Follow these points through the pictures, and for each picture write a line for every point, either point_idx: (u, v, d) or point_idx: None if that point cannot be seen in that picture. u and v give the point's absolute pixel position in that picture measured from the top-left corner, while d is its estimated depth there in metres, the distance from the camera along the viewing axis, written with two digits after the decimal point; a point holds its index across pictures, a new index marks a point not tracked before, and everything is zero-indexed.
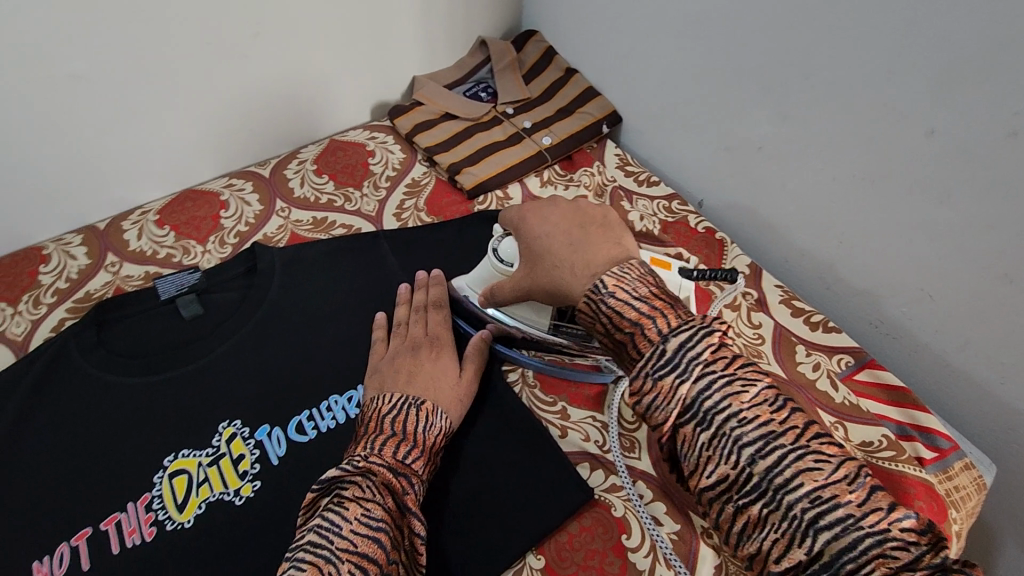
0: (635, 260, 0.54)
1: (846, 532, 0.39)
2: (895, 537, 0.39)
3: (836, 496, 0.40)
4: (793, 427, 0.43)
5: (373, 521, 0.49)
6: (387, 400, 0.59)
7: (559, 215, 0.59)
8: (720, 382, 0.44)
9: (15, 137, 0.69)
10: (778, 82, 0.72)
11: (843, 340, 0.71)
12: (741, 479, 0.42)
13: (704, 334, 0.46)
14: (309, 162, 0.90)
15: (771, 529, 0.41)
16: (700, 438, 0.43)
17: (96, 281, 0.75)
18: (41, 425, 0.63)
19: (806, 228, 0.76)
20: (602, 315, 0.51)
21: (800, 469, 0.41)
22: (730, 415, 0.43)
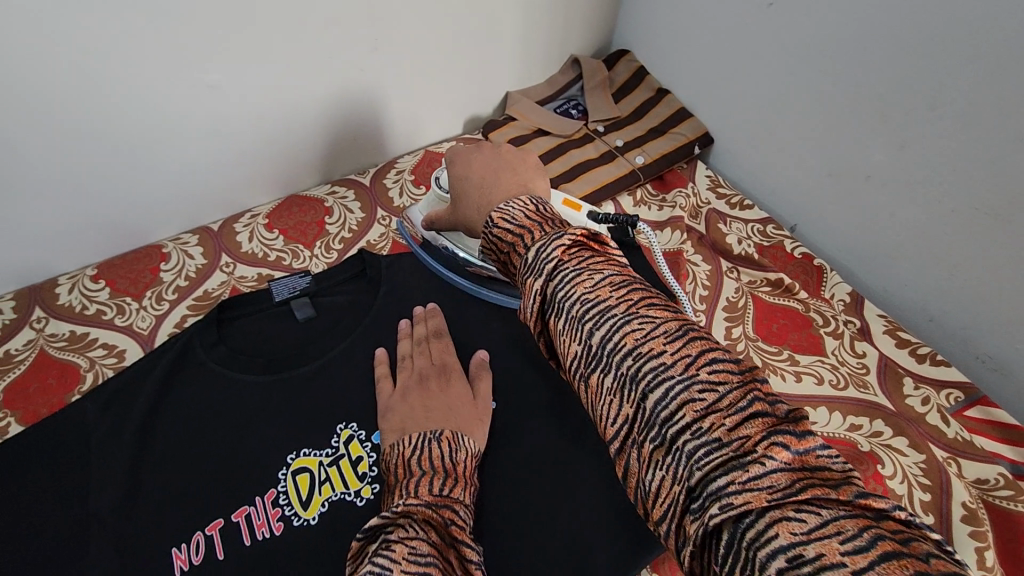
0: (531, 193, 0.52)
1: (661, 386, 0.34)
2: (705, 381, 0.33)
3: (652, 350, 0.35)
4: (630, 298, 0.38)
5: (422, 558, 0.42)
6: (408, 442, 0.56)
7: (479, 159, 0.60)
8: (567, 272, 0.39)
9: (151, 142, 0.73)
10: (895, 113, 0.71)
11: (952, 375, 0.70)
12: (586, 355, 0.37)
13: (558, 239, 0.41)
14: (407, 172, 0.92)
15: (606, 397, 0.36)
16: (552, 324, 0.39)
17: (212, 280, 0.78)
18: (171, 417, 0.65)
19: (912, 259, 0.76)
20: (491, 245, 0.48)
21: (626, 333, 0.36)
22: (571, 298, 0.38)
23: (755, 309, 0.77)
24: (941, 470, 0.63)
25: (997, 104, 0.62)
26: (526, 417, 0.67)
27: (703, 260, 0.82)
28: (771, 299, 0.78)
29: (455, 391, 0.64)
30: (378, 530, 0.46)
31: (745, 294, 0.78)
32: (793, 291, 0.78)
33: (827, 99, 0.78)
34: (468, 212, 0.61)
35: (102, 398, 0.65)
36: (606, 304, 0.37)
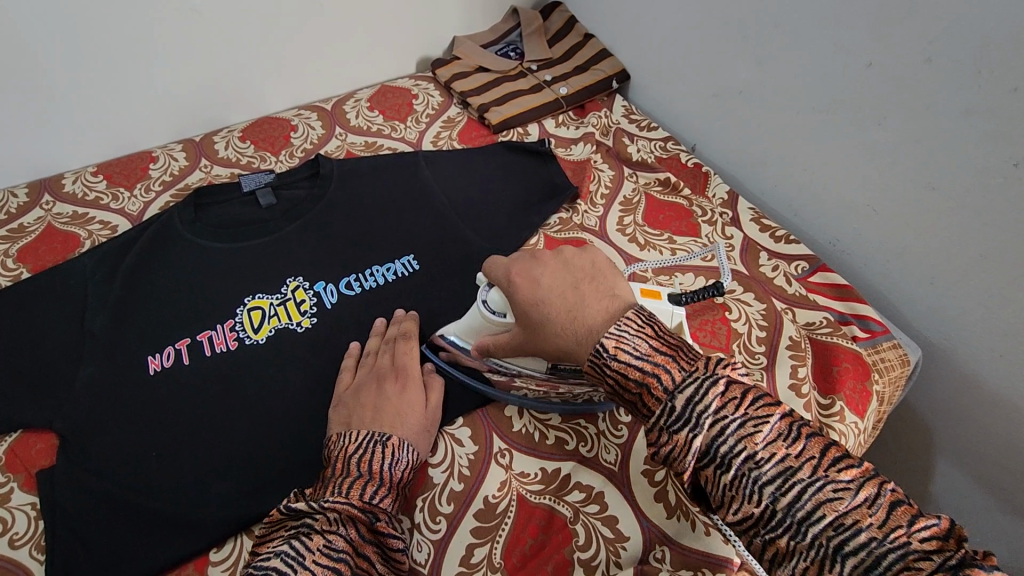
0: (634, 308, 0.54)
1: (869, 556, 0.39)
2: (917, 549, 0.39)
3: (858, 522, 0.40)
4: (810, 458, 0.43)
5: (336, 552, 0.50)
6: (352, 438, 0.59)
7: (549, 277, 0.58)
8: (732, 428, 0.44)
9: (142, 55, 0.89)
10: (752, 32, 0.84)
11: (801, 249, 0.84)
12: (768, 515, 0.43)
13: (709, 384, 0.46)
14: (364, 101, 1.08)
15: (799, 558, 0.41)
16: (722, 479, 0.44)
17: (193, 177, 0.94)
18: (152, 271, 0.78)
19: (776, 162, 0.89)
20: (608, 375, 0.51)
21: (819, 500, 0.41)
22: (747, 457, 0.43)
23: (646, 204, 0.92)
24: (778, 315, 0.76)
25: (808, 15, 0.75)
26: (441, 279, 0.81)
27: (609, 167, 0.98)
28: (661, 197, 0.93)
29: (408, 396, 0.64)
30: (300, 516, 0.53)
31: (640, 193, 0.94)
32: (678, 188, 0.93)
33: (703, 25, 0.90)
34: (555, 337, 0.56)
35: (98, 255, 0.79)
36: (792, 468, 0.43)
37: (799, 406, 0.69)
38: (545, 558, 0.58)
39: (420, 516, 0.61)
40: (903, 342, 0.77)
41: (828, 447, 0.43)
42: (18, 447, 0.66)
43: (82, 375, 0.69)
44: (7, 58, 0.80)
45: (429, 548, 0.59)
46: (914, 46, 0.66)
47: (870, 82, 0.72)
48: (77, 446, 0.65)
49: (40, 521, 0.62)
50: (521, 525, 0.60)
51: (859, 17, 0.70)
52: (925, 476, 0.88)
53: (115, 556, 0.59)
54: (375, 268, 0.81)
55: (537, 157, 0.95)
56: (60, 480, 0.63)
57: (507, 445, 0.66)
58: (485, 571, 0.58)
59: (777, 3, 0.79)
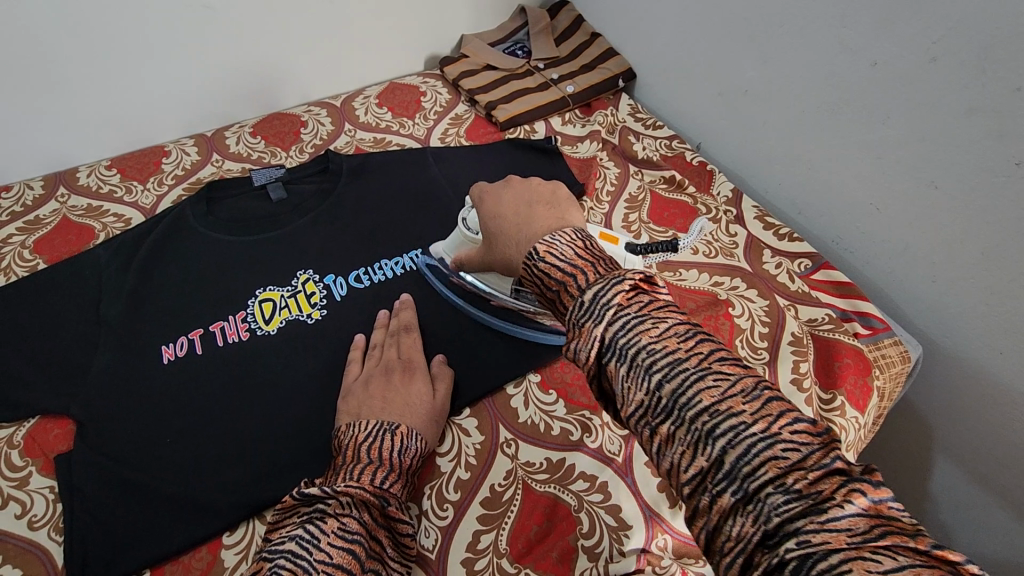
0: (574, 228, 0.57)
1: (738, 439, 0.39)
2: (787, 440, 0.38)
3: (731, 408, 0.40)
4: (698, 353, 0.43)
5: (349, 534, 0.51)
6: (362, 428, 0.60)
7: (509, 198, 0.62)
8: (630, 321, 0.45)
9: (157, 50, 0.90)
10: (759, 30, 0.84)
11: (804, 248, 0.85)
12: (654, 404, 0.42)
13: (617, 284, 0.47)
14: (373, 97, 1.09)
15: (678, 443, 0.41)
16: (621, 371, 0.44)
17: (204, 171, 0.95)
18: (164, 263, 0.79)
19: (781, 161, 0.90)
20: (537, 278, 0.54)
21: (700, 388, 0.41)
22: (640, 348, 0.44)
23: (651, 200, 0.93)
24: (781, 311, 0.78)
25: (813, 14, 0.77)
26: None
27: (614, 165, 0.98)
28: (665, 194, 0.94)
29: (416, 386, 0.66)
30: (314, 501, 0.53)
31: (646, 190, 0.95)
32: (683, 186, 0.94)
33: (709, 24, 0.92)
34: (506, 249, 0.62)
35: (113, 247, 0.80)
36: (681, 359, 0.43)
37: (800, 400, 0.70)
38: (550, 545, 0.59)
39: (428, 503, 0.62)
40: (905, 339, 0.78)
41: (718, 348, 0.44)
42: (37, 433, 0.68)
43: (99, 362, 0.70)
44: (26, 52, 0.82)
45: (437, 534, 0.60)
46: (919, 45, 0.67)
47: (875, 81, 0.73)
48: (94, 430, 0.66)
49: (58, 504, 0.63)
50: (526, 513, 0.61)
51: (863, 17, 0.72)
52: (925, 471, 0.88)
53: (132, 537, 0.61)
54: (384, 262, 0.83)
55: (544, 153, 0.96)
56: (78, 463, 0.64)
57: (513, 435, 0.67)
58: (491, 557, 0.59)
59: (781, 3, 0.80)
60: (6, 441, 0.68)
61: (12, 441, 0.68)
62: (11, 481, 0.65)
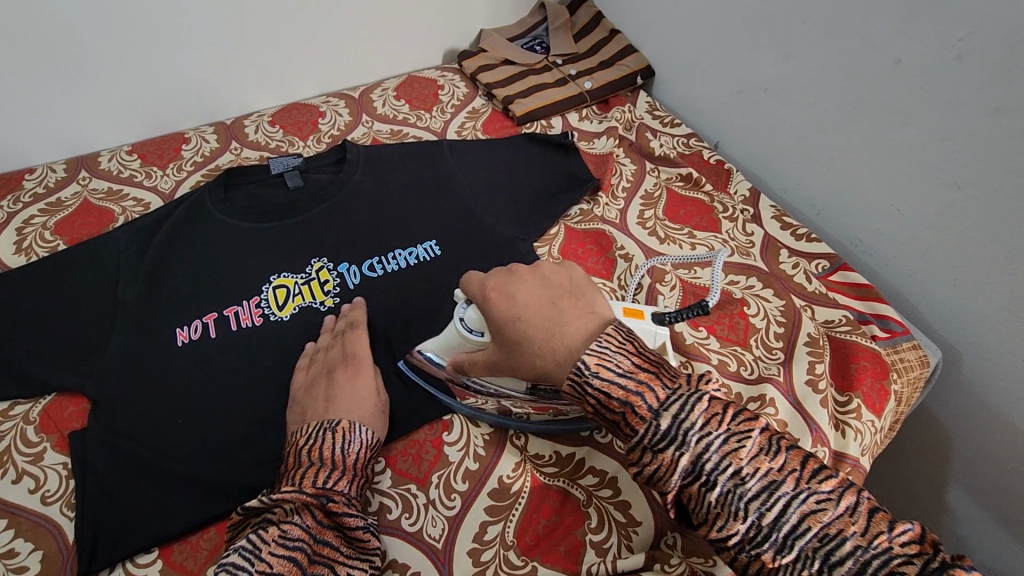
0: (612, 325, 0.54)
1: (854, 561, 0.41)
2: (898, 554, 0.41)
3: (842, 530, 0.42)
4: (792, 471, 0.45)
5: (291, 541, 0.52)
6: (304, 432, 0.60)
7: (526, 292, 0.57)
8: (717, 443, 0.45)
9: (180, 38, 0.91)
10: (781, 28, 0.83)
11: (822, 248, 0.84)
12: (754, 532, 0.43)
13: (695, 401, 0.47)
14: (391, 90, 1.09)
15: (787, 572, 0.42)
16: (707, 497, 0.45)
17: (223, 158, 0.96)
18: (180, 246, 0.80)
19: (800, 160, 0.89)
20: (591, 396, 0.50)
21: (805, 513, 0.43)
22: (733, 474, 0.44)
23: (667, 198, 0.92)
24: (797, 311, 0.76)
25: (836, 10, 0.75)
26: (462, 264, 0.82)
27: (631, 161, 0.98)
28: (682, 191, 0.93)
29: (360, 382, 0.65)
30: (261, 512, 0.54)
31: (662, 188, 0.94)
32: (700, 184, 0.94)
33: (731, 22, 0.91)
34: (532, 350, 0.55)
35: (131, 230, 0.81)
36: (776, 482, 0.44)
37: (814, 401, 0.68)
38: (557, 538, 0.59)
39: (435, 493, 0.62)
40: (924, 343, 0.77)
41: (806, 460, 0.45)
42: (52, 410, 0.69)
43: (114, 342, 0.71)
44: (53, 37, 0.83)
45: (443, 524, 0.60)
46: (944, 44, 0.66)
47: (898, 79, 0.72)
48: (108, 409, 0.67)
49: (71, 480, 0.64)
50: (534, 506, 0.61)
51: (887, 14, 0.70)
52: (941, 481, 0.87)
53: (142, 515, 0.61)
54: (397, 252, 0.83)
55: (560, 148, 0.96)
56: (92, 441, 0.65)
57: (523, 427, 0.67)
58: (499, 549, 0.58)
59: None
60: (22, 417, 0.68)
61: (28, 418, 0.68)
62: (27, 456, 0.66)
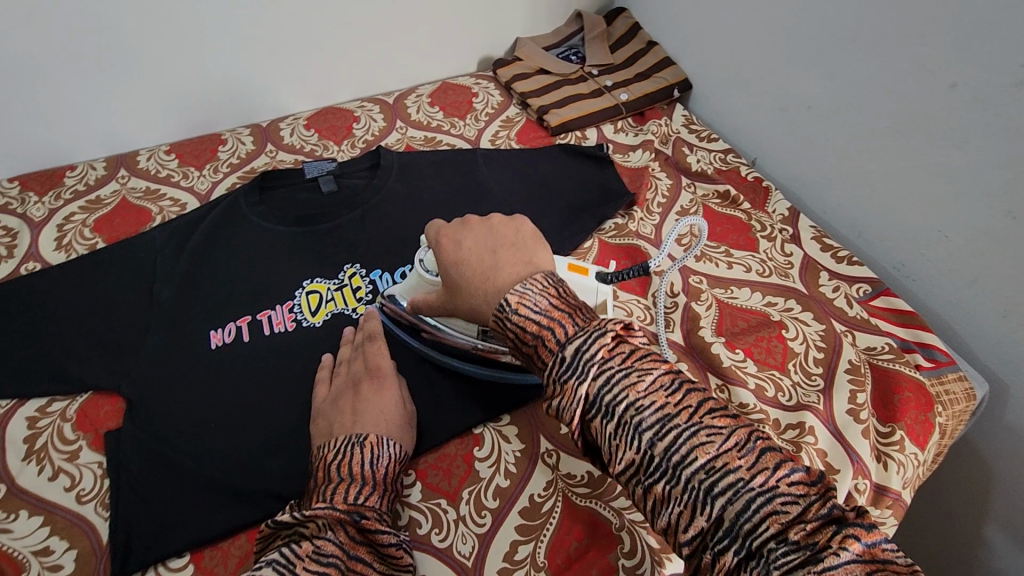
0: (544, 273, 0.53)
1: (737, 495, 0.39)
2: (783, 492, 0.39)
3: (728, 464, 0.40)
4: (688, 407, 0.43)
5: (325, 557, 0.50)
6: (331, 446, 0.59)
7: (471, 242, 0.58)
8: (616, 375, 0.44)
9: (220, 41, 0.92)
10: (827, 46, 0.82)
11: (865, 272, 0.82)
12: (646, 462, 0.42)
13: (599, 336, 0.46)
14: (425, 96, 1.09)
15: (675, 503, 0.41)
16: (607, 429, 0.44)
17: (258, 161, 0.97)
18: (215, 248, 0.80)
19: (841, 182, 0.87)
20: (511, 332, 0.51)
21: (694, 444, 0.41)
22: (628, 405, 0.43)
23: (703, 214, 0.91)
24: (837, 336, 0.74)
25: (887, 29, 0.74)
26: None
27: (666, 176, 0.97)
28: (719, 209, 0.92)
29: (387, 393, 0.63)
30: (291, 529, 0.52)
31: (698, 204, 0.93)
32: (737, 202, 0.92)
33: (775, 38, 0.89)
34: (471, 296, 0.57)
35: (168, 231, 0.82)
36: (670, 415, 0.42)
37: (856, 431, 0.66)
38: (589, 562, 0.58)
39: (465, 509, 0.62)
40: (969, 375, 0.74)
41: (706, 400, 0.43)
42: (89, 408, 0.69)
43: (150, 343, 0.72)
44: (98, 38, 0.85)
45: (474, 541, 0.59)
46: (1005, 69, 0.64)
47: (951, 104, 0.70)
48: (143, 409, 0.68)
49: (106, 479, 0.64)
50: (565, 527, 0.60)
51: (943, 37, 0.68)
52: (980, 517, 0.84)
53: (175, 519, 0.61)
54: None
55: (594, 161, 0.95)
56: (127, 441, 0.65)
57: (554, 446, 0.66)
58: (529, 570, 0.57)
59: (854, 18, 0.77)
60: (60, 414, 0.69)
61: (65, 415, 0.69)
62: (63, 454, 0.66)
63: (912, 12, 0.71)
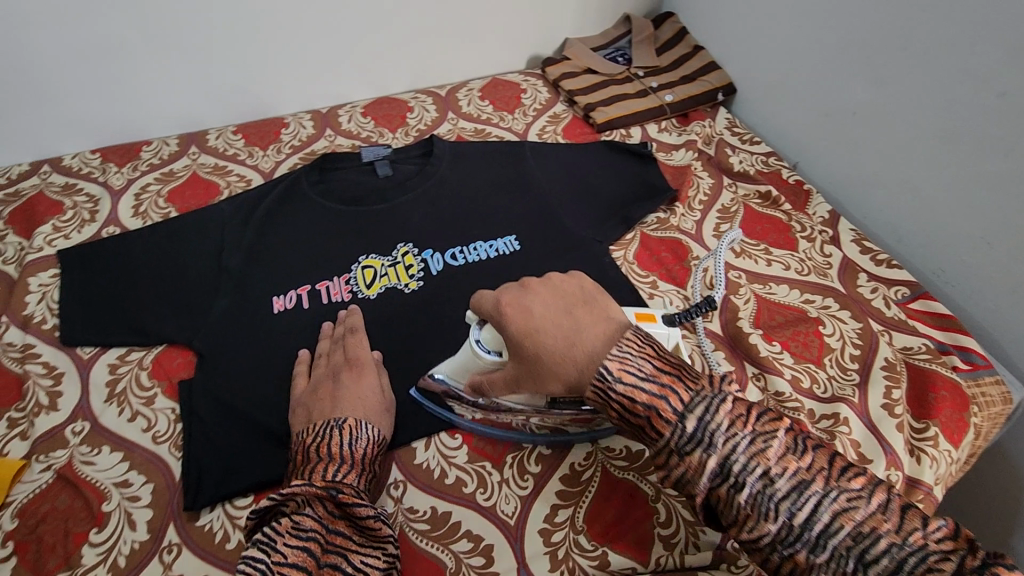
0: (630, 330, 0.53)
1: (890, 558, 0.40)
2: (936, 550, 0.40)
3: (875, 528, 0.41)
4: (821, 469, 0.44)
5: (304, 532, 0.54)
6: (310, 431, 0.62)
7: (540, 304, 0.55)
8: (745, 443, 0.45)
9: (290, 31, 0.98)
10: (876, 55, 0.84)
11: (902, 275, 0.83)
12: (786, 533, 0.43)
13: (717, 401, 0.47)
14: (476, 90, 1.14)
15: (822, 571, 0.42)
16: (737, 499, 0.44)
17: (318, 144, 1.02)
18: (279, 222, 0.86)
19: (883, 188, 0.88)
20: (615, 402, 0.50)
21: (836, 512, 0.42)
22: (761, 474, 0.44)
23: (744, 213, 0.93)
24: (874, 335, 0.76)
25: (938, 39, 0.76)
26: (540, 258, 0.85)
27: (708, 175, 0.99)
28: (760, 209, 0.94)
29: (365, 381, 0.67)
30: (271, 509, 0.56)
31: (739, 203, 0.95)
32: (779, 203, 0.94)
33: (823, 46, 0.91)
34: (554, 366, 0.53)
35: (235, 203, 0.87)
36: (806, 481, 0.44)
37: (890, 424, 0.68)
38: (625, 528, 0.61)
39: (509, 472, 0.65)
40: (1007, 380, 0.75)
41: (834, 458, 0.45)
42: (162, 358, 0.75)
43: (219, 304, 0.77)
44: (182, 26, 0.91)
45: (517, 502, 0.63)
46: None
47: (1000, 113, 0.71)
48: (213, 362, 0.73)
49: (179, 424, 0.70)
50: (603, 495, 0.63)
51: (995, 47, 0.70)
52: (1011, 525, 0.84)
53: (241, 462, 0.66)
54: (478, 244, 0.86)
55: (638, 158, 0.98)
56: (198, 390, 0.71)
57: None
58: (569, 532, 0.61)
59: (906, 27, 0.79)
60: (138, 362, 0.74)
61: (142, 363, 0.74)
62: (140, 398, 0.71)
63: (964, 22, 0.73)
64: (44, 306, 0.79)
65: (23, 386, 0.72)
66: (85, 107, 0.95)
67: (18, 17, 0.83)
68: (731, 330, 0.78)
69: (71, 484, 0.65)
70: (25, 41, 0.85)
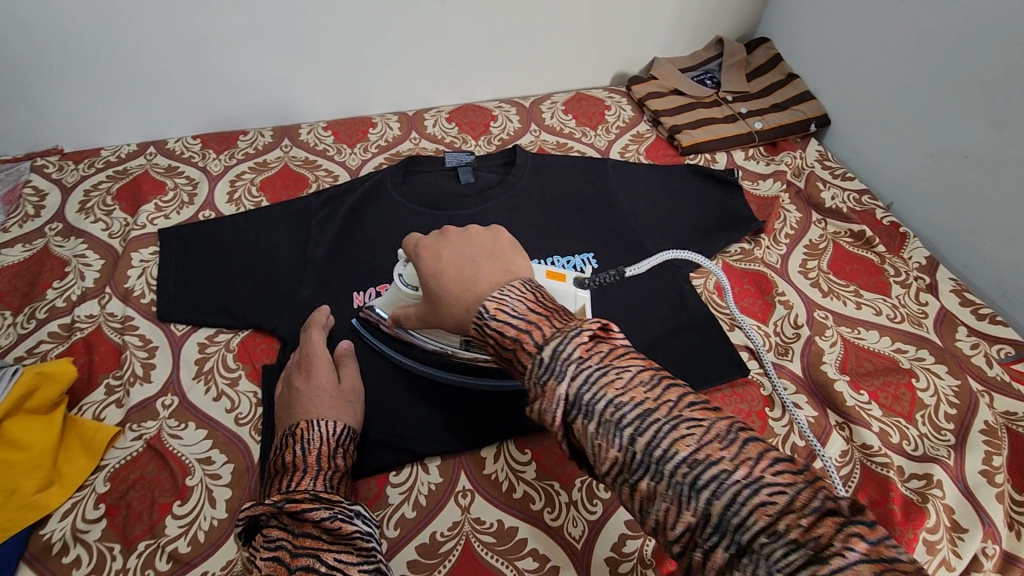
0: (522, 280, 0.53)
1: (720, 487, 0.38)
2: (770, 483, 0.37)
3: (710, 456, 0.39)
4: (668, 401, 0.42)
5: (273, 542, 0.51)
6: (274, 449, 0.63)
7: (449, 253, 0.58)
8: (594, 374, 0.43)
9: (390, 37, 1.01)
10: (996, 100, 0.79)
11: (1006, 333, 0.78)
12: (631, 459, 0.41)
13: (575, 335, 0.45)
14: (560, 104, 1.14)
15: (661, 500, 0.40)
16: (590, 429, 0.42)
17: (403, 146, 1.04)
18: (363, 219, 0.87)
19: (988, 238, 0.83)
20: (488, 336, 0.50)
21: (674, 438, 0.40)
22: (608, 403, 0.42)
23: (833, 252, 0.90)
24: (973, 395, 0.71)
25: None
26: None
27: (797, 209, 0.96)
28: (850, 248, 0.90)
29: (315, 381, 0.66)
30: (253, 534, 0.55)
31: (828, 240, 0.91)
32: (871, 244, 0.90)
33: (933, 85, 0.87)
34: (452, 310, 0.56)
35: (323, 196, 0.89)
36: (650, 410, 0.42)
37: (989, 493, 0.64)
38: None
39: (577, 494, 0.64)
40: None
41: (684, 393, 0.43)
42: (248, 343, 0.78)
43: (303, 294, 0.79)
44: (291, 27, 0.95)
45: (585, 526, 0.62)
46: None
47: None
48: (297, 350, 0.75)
49: (259, 408, 0.72)
50: None
51: None
52: None
53: None
54: (555, 258, 0.86)
55: (722, 183, 0.95)
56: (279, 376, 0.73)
57: None
58: (637, 563, 0.60)
59: None
60: (224, 344, 0.77)
61: (228, 345, 0.77)
62: (225, 378, 0.74)
63: None
64: (144, 281, 0.83)
65: (120, 355, 0.76)
66: (191, 97, 1.00)
67: (142, 9, 0.87)
68: (813, 373, 0.75)
69: (158, 455, 0.68)
70: (143, 31, 0.89)
